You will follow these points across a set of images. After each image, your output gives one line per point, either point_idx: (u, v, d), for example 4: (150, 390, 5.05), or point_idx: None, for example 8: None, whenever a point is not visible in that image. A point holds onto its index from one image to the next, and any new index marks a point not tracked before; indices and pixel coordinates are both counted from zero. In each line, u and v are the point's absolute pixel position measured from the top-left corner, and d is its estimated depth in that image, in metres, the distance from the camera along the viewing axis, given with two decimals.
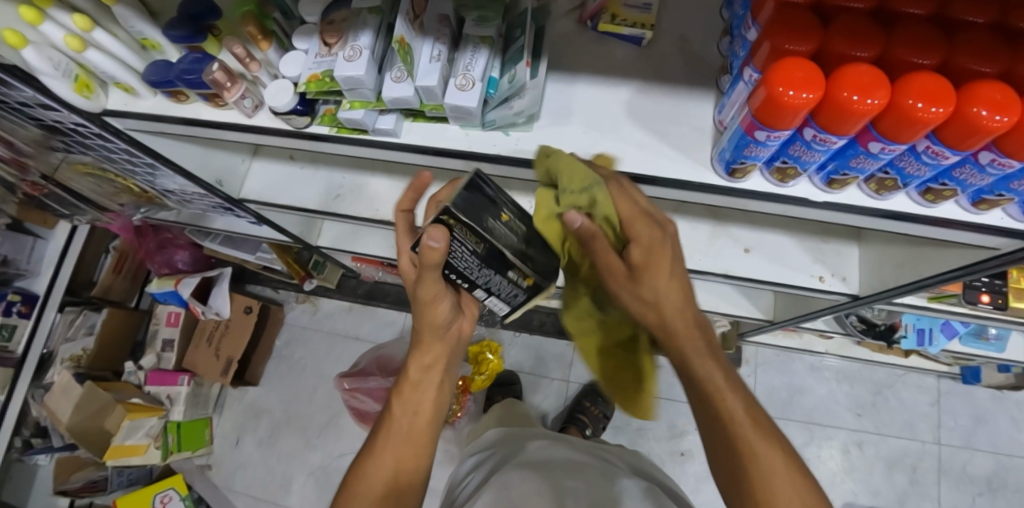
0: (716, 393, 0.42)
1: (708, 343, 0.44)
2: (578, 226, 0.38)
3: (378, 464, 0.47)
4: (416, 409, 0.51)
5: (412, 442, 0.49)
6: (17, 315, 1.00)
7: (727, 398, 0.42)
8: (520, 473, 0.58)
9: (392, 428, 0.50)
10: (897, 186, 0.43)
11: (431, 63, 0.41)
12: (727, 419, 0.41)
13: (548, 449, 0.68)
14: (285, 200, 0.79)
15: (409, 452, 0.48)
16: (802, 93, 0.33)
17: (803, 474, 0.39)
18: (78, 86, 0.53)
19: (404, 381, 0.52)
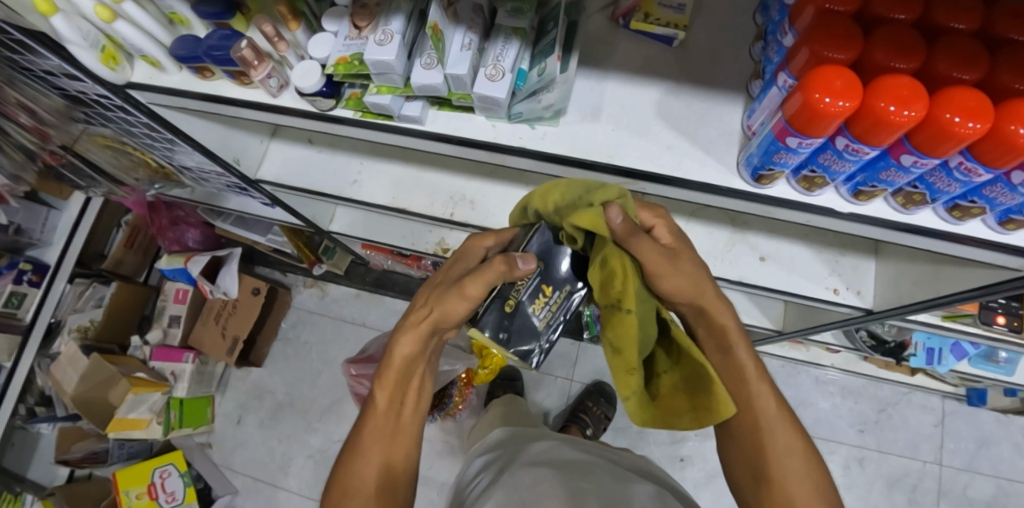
0: (750, 384, 0.47)
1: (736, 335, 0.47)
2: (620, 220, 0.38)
3: (364, 462, 0.48)
4: (397, 402, 0.50)
5: (395, 433, 0.49)
6: (27, 283, 1.00)
7: (758, 390, 0.47)
8: (534, 473, 0.58)
9: (374, 420, 0.50)
10: (925, 201, 0.42)
11: (462, 52, 0.41)
12: (760, 412, 0.46)
13: (558, 450, 0.68)
14: (301, 183, 0.79)
15: (393, 446, 0.49)
16: (839, 101, 0.32)
17: (809, 460, 0.46)
18: (104, 57, 0.53)
19: (388, 368, 0.50)
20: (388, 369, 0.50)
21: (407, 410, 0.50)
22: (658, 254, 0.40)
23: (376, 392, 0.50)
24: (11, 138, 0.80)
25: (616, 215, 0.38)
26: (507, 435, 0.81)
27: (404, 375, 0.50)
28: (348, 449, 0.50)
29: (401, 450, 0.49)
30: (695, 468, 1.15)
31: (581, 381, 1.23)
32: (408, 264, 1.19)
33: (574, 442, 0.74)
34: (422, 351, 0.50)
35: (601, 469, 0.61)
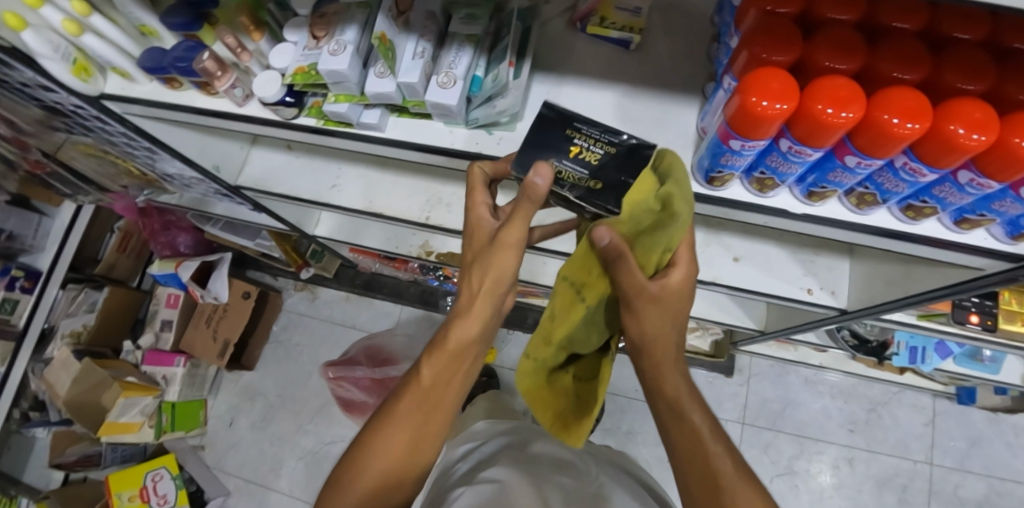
0: (681, 401, 0.42)
1: (674, 358, 0.42)
2: (606, 243, 0.33)
3: (391, 436, 0.43)
4: (442, 384, 0.43)
5: (426, 417, 0.44)
6: (19, 290, 1.02)
7: (690, 409, 0.42)
8: (509, 469, 0.57)
9: (412, 393, 0.43)
10: (876, 201, 0.42)
11: (414, 60, 0.42)
12: (692, 431, 0.42)
13: (537, 445, 0.68)
14: (281, 188, 0.80)
15: (431, 422, 0.44)
16: (776, 104, 0.32)
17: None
18: (76, 69, 0.54)
19: (439, 347, 0.42)
20: (443, 346, 0.41)
21: (449, 395, 0.44)
22: (635, 287, 0.36)
23: (425, 364, 0.43)
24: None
25: (604, 233, 0.33)
26: (487, 425, 0.80)
27: (452, 356, 0.42)
28: (382, 411, 0.45)
29: (428, 434, 0.44)
30: None
31: None
32: (396, 267, 1.20)
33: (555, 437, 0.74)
34: (482, 336, 0.41)
35: (575, 466, 0.62)
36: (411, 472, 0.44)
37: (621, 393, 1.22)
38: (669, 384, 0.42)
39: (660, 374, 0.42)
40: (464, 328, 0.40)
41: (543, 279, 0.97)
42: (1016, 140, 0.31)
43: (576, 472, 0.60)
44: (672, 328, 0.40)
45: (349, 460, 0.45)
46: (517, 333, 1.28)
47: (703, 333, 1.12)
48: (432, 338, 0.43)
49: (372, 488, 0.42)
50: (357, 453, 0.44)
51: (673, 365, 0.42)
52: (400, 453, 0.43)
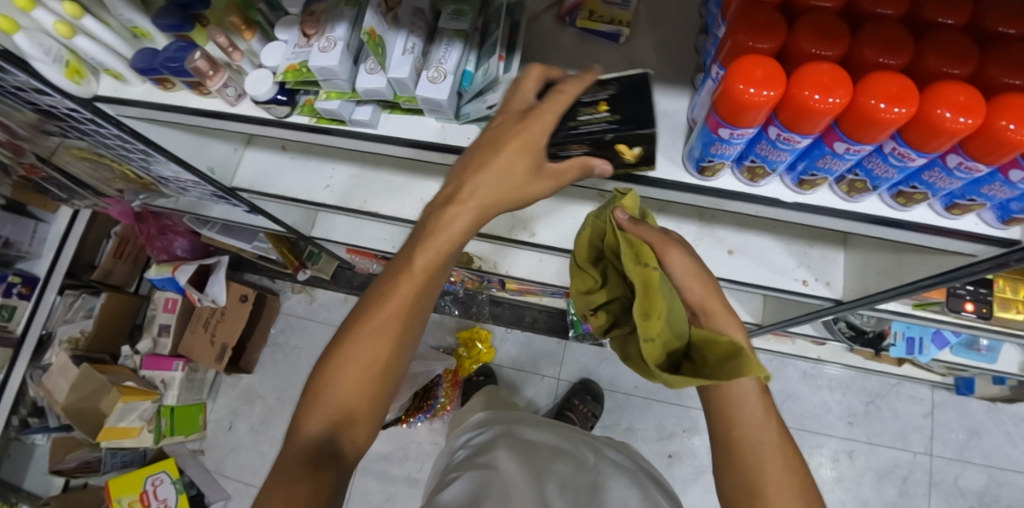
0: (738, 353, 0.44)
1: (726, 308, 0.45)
2: (624, 219, 0.45)
3: (364, 344, 0.41)
4: (428, 276, 0.42)
5: (409, 312, 0.42)
6: (17, 296, 1.02)
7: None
8: (509, 456, 0.58)
9: (400, 285, 0.41)
10: (866, 188, 0.42)
11: (403, 56, 0.42)
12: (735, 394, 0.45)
13: (536, 435, 0.68)
14: (276, 190, 0.80)
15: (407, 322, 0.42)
16: (762, 91, 0.33)
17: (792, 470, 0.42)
18: (68, 72, 0.54)
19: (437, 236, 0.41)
20: (436, 232, 0.41)
21: (430, 284, 0.43)
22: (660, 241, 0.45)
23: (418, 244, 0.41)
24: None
25: (622, 213, 0.45)
26: (490, 415, 0.81)
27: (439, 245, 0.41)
28: (366, 305, 0.42)
29: (405, 330, 0.42)
30: (684, 464, 1.15)
31: (569, 380, 1.23)
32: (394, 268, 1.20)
33: (555, 427, 0.74)
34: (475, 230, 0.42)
35: (575, 455, 0.62)
36: (391, 362, 0.42)
37: (620, 390, 1.22)
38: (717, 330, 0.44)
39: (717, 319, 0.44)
40: (450, 217, 0.41)
41: (539, 276, 0.97)
42: (1002, 123, 0.31)
43: (576, 461, 0.60)
44: (700, 277, 0.45)
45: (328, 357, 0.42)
46: (515, 332, 1.28)
47: None
48: (420, 223, 0.43)
49: (347, 392, 0.40)
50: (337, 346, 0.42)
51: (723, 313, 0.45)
52: (378, 343, 0.41)
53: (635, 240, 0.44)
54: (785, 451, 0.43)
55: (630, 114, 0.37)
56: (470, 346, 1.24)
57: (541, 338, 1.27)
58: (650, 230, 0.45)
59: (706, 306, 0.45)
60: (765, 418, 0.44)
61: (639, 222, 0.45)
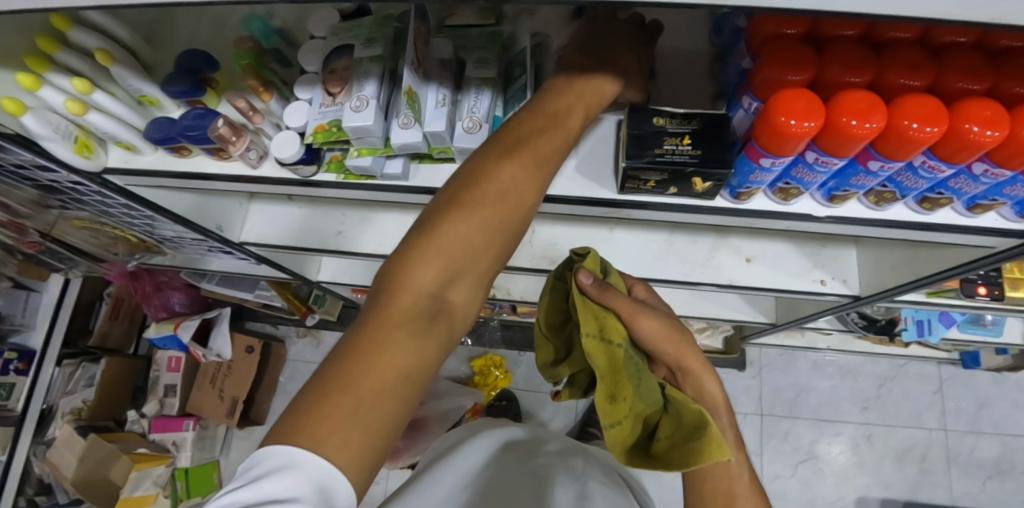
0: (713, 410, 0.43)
1: (707, 367, 0.44)
2: (590, 283, 0.42)
3: (455, 235, 0.35)
4: (535, 189, 0.37)
5: (503, 232, 0.37)
6: (14, 372, 0.98)
7: (719, 414, 0.44)
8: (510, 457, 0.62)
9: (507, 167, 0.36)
10: (895, 198, 0.44)
11: (437, 108, 0.42)
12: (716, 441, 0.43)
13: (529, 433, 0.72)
14: (286, 241, 0.79)
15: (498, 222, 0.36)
16: (803, 123, 0.35)
17: None
18: (78, 147, 0.53)
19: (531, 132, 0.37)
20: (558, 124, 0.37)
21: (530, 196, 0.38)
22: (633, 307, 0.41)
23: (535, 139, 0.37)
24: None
25: (584, 278, 0.42)
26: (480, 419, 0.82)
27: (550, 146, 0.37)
28: (459, 197, 0.36)
29: (490, 249, 0.37)
30: None
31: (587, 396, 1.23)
32: None
33: (542, 430, 0.75)
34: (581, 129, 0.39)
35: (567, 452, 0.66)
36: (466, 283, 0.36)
37: None
38: (696, 390, 0.43)
39: (693, 380, 0.43)
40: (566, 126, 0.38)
41: None
42: None
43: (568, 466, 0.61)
44: (679, 339, 0.43)
45: (406, 251, 0.35)
46: (528, 354, 1.27)
47: (713, 331, 1.10)
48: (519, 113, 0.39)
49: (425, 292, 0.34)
50: (417, 242, 0.35)
51: (702, 372, 0.43)
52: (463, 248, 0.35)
53: (598, 309, 0.42)
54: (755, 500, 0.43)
55: (711, 151, 0.41)
56: (486, 374, 1.23)
57: None
58: (618, 295, 0.41)
59: (688, 367, 0.43)
60: (742, 467, 0.44)
61: (606, 286, 0.42)
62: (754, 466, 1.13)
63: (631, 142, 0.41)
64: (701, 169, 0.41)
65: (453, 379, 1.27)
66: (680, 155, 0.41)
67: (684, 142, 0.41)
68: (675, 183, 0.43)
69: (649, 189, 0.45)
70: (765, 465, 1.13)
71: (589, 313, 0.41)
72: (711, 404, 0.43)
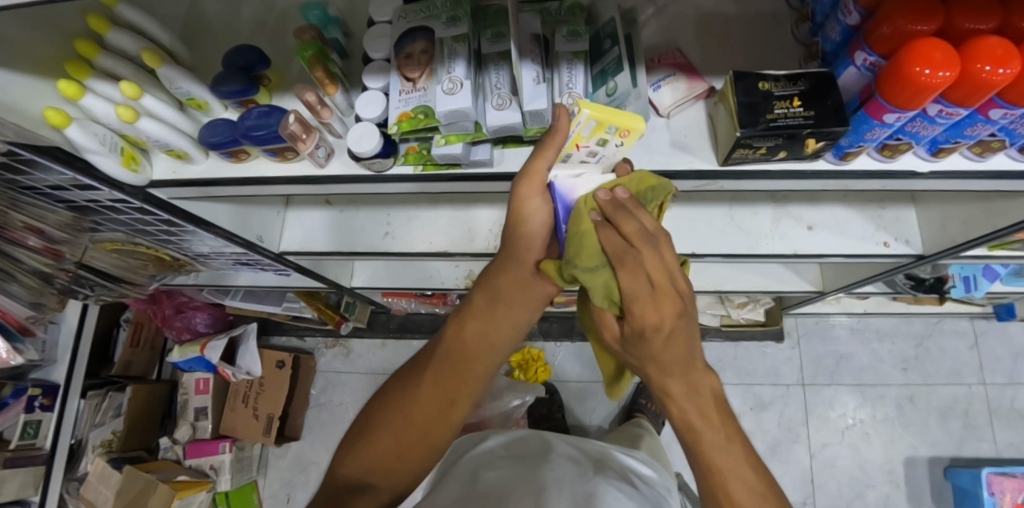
0: (703, 433, 0.36)
1: (697, 392, 0.35)
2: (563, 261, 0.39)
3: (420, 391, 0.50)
4: (474, 362, 0.49)
5: (454, 388, 0.49)
6: (39, 409, 0.93)
7: (710, 448, 0.36)
8: (503, 472, 0.57)
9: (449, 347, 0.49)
10: (1003, 146, 0.43)
11: (536, 85, 0.39)
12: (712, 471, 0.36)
13: (524, 437, 0.69)
14: (331, 246, 0.75)
15: (450, 382, 0.49)
16: (939, 72, 0.33)
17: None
18: (125, 160, 0.49)
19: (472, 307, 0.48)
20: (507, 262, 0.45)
21: (500, 314, 0.48)
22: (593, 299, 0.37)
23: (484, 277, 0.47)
24: (25, 264, 0.70)
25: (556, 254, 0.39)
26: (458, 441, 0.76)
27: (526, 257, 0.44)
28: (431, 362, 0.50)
29: (482, 355, 0.49)
30: (757, 442, 1.14)
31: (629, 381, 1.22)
32: (433, 302, 1.16)
33: (546, 432, 0.73)
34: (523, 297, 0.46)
35: (565, 455, 0.63)
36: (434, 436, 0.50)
37: None
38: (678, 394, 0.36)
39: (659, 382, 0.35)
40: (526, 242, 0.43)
41: None
42: None
43: (569, 466, 0.59)
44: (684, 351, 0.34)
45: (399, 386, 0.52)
46: (565, 345, 1.26)
47: (755, 306, 1.09)
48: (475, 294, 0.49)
49: (401, 430, 0.50)
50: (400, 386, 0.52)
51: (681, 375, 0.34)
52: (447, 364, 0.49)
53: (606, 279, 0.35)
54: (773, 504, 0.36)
55: (824, 111, 0.39)
56: (527, 367, 1.21)
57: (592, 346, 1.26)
58: (654, 256, 0.32)
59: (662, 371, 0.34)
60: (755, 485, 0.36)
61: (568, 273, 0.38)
62: (801, 436, 1.14)
63: (743, 109, 0.39)
64: (815, 131, 0.39)
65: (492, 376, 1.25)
66: (795, 117, 0.39)
67: (794, 104, 0.40)
68: (786, 148, 0.42)
69: (757, 157, 0.43)
70: (812, 433, 1.13)
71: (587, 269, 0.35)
72: (701, 430, 0.36)
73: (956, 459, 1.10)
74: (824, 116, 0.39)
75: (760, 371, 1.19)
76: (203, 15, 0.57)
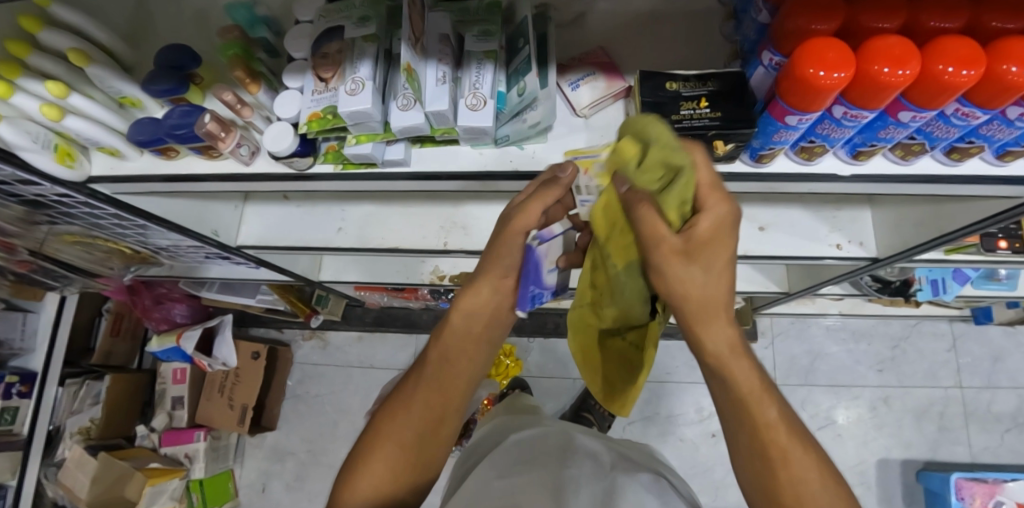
0: (752, 401, 0.36)
1: (737, 348, 0.36)
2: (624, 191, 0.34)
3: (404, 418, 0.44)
4: (458, 374, 0.45)
5: (439, 403, 0.45)
6: (17, 396, 0.96)
7: (764, 405, 0.36)
8: (520, 467, 0.56)
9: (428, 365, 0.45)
10: (924, 149, 0.42)
11: (438, 86, 0.39)
12: (764, 428, 0.36)
13: (541, 432, 0.67)
14: (285, 241, 0.76)
15: (435, 400, 0.44)
16: (834, 73, 0.32)
17: (830, 481, 0.36)
18: (60, 156, 0.50)
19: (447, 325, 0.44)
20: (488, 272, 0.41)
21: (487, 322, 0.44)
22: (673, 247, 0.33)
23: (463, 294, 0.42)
24: None
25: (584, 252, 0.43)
26: (477, 441, 0.77)
27: (510, 274, 0.41)
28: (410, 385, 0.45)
29: (465, 369, 0.45)
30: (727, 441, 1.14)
31: None
32: (405, 297, 1.16)
33: (561, 428, 0.70)
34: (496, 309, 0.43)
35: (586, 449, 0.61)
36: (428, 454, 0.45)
37: (653, 380, 1.21)
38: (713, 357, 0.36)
39: (714, 339, 0.35)
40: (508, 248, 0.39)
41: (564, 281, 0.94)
42: None
43: (586, 462, 0.57)
44: (724, 295, 0.35)
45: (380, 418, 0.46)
46: (538, 340, 1.26)
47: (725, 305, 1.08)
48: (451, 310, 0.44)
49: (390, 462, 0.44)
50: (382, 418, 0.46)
51: (727, 331, 0.35)
52: (436, 387, 0.45)
53: (663, 194, 0.33)
54: (827, 470, 0.37)
55: (732, 112, 0.38)
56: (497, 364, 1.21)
57: (564, 342, 1.26)
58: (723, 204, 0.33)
59: (713, 319, 0.35)
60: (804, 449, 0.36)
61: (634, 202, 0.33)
62: None
63: (649, 111, 0.40)
64: (720, 133, 0.38)
65: None
66: (701, 119, 0.38)
67: (701, 105, 0.39)
68: (695, 149, 0.41)
69: None
70: None
71: (647, 174, 0.33)
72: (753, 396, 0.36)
73: (930, 463, 1.09)
74: (732, 115, 0.39)
75: None
76: (146, 12, 0.57)
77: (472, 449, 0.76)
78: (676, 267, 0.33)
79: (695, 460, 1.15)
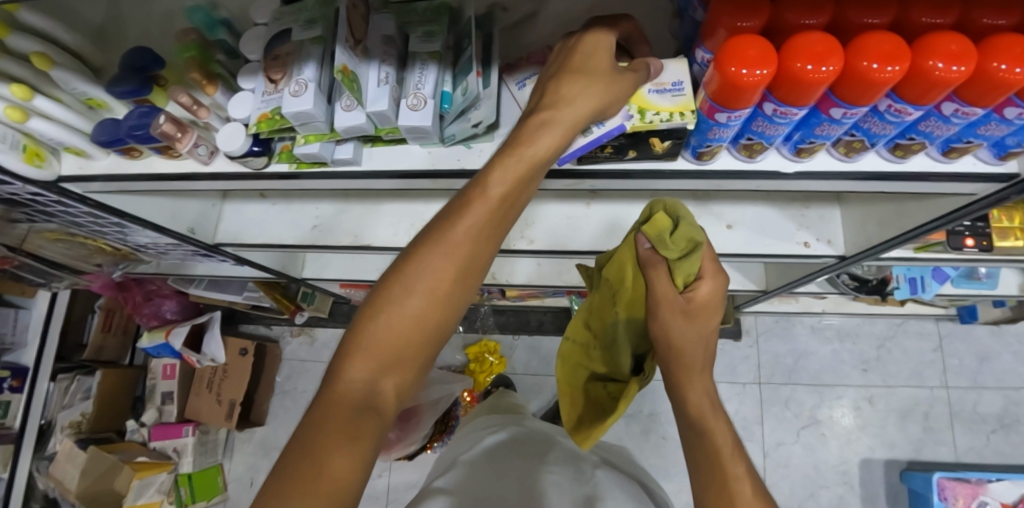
0: (720, 451, 0.44)
1: (713, 406, 0.48)
2: (645, 248, 0.48)
3: (427, 278, 0.32)
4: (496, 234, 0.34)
5: (471, 269, 0.33)
6: (8, 390, 0.99)
7: (732, 457, 0.43)
8: (494, 467, 0.57)
9: (470, 207, 0.33)
10: (865, 147, 0.42)
11: (380, 87, 0.40)
12: (731, 478, 0.42)
13: (513, 433, 0.69)
14: (260, 239, 0.77)
15: (462, 260, 0.33)
16: (755, 71, 0.32)
17: None
18: (28, 156, 0.51)
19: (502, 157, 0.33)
20: (519, 152, 0.33)
21: (501, 230, 0.34)
22: (664, 296, 0.49)
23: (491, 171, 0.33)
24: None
25: (643, 243, 0.48)
26: (448, 449, 0.78)
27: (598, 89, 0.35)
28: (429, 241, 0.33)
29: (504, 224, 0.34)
30: None
31: None
32: None
33: (536, 433, 0.70)
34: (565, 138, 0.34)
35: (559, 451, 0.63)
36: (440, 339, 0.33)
37: None
38: (694, 405, 0.48)
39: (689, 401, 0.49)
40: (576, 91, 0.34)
41: (542, 280, 0.95)
42: (995, 65, 0.31)
43: (565, 466, 0.57)
44: (704, 353, 0.50)
45: (378, 294, 0.32)
46: (523, 337, 1.27)
47: None
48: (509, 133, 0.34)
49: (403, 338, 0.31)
50: (391, 288, 0.32)
51: (701, 383, 0.49)
52: (426, 313, 0.31)
53: (682, 264, 0.46)
54: None
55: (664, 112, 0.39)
56: (480, 361, 1.23)
57: (548, 339, 1.27)
58: (705, 285, 0.49)
59: (690, 372, 0.49)
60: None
61: (656, 256, 0.48)
62: (755, 434, 1.12)
63: None
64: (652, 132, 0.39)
65: (449, 368, 1.27)
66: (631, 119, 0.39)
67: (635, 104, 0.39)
68: (634, 147, 0.42)
69: (608, 156, 0.43)
70: (766, 432, 1.12)
71: (674, 245, 0.45)
72: (723, 449, 0.44)
73: (913, 463, 1.08)
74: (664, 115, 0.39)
75: (716, 368, 1.18)
76: (115, 14, 0.59)
77: (446, 453, 0.76)
78: (678, 323, 0.48)
79: (677, 458, 1.16)
